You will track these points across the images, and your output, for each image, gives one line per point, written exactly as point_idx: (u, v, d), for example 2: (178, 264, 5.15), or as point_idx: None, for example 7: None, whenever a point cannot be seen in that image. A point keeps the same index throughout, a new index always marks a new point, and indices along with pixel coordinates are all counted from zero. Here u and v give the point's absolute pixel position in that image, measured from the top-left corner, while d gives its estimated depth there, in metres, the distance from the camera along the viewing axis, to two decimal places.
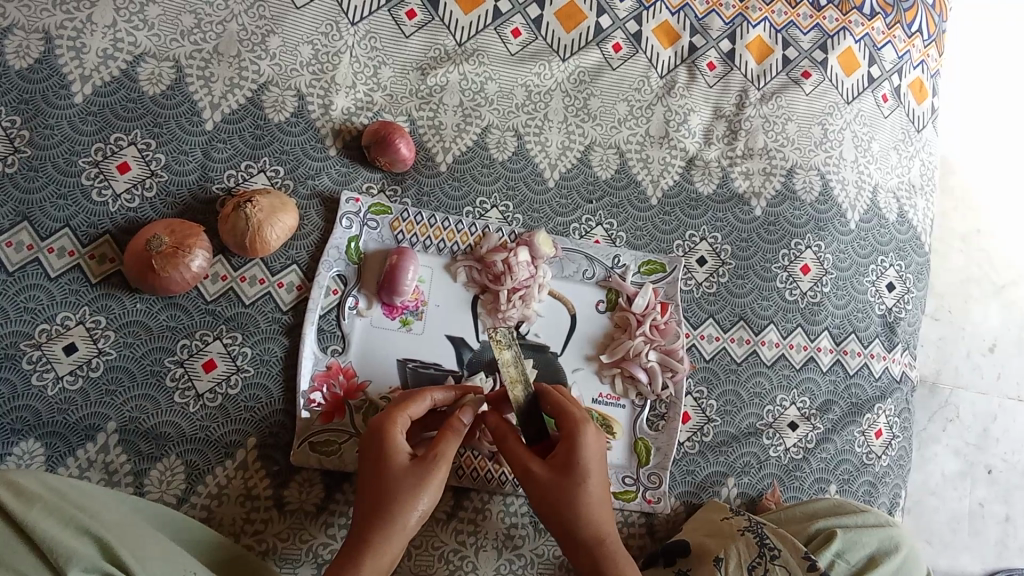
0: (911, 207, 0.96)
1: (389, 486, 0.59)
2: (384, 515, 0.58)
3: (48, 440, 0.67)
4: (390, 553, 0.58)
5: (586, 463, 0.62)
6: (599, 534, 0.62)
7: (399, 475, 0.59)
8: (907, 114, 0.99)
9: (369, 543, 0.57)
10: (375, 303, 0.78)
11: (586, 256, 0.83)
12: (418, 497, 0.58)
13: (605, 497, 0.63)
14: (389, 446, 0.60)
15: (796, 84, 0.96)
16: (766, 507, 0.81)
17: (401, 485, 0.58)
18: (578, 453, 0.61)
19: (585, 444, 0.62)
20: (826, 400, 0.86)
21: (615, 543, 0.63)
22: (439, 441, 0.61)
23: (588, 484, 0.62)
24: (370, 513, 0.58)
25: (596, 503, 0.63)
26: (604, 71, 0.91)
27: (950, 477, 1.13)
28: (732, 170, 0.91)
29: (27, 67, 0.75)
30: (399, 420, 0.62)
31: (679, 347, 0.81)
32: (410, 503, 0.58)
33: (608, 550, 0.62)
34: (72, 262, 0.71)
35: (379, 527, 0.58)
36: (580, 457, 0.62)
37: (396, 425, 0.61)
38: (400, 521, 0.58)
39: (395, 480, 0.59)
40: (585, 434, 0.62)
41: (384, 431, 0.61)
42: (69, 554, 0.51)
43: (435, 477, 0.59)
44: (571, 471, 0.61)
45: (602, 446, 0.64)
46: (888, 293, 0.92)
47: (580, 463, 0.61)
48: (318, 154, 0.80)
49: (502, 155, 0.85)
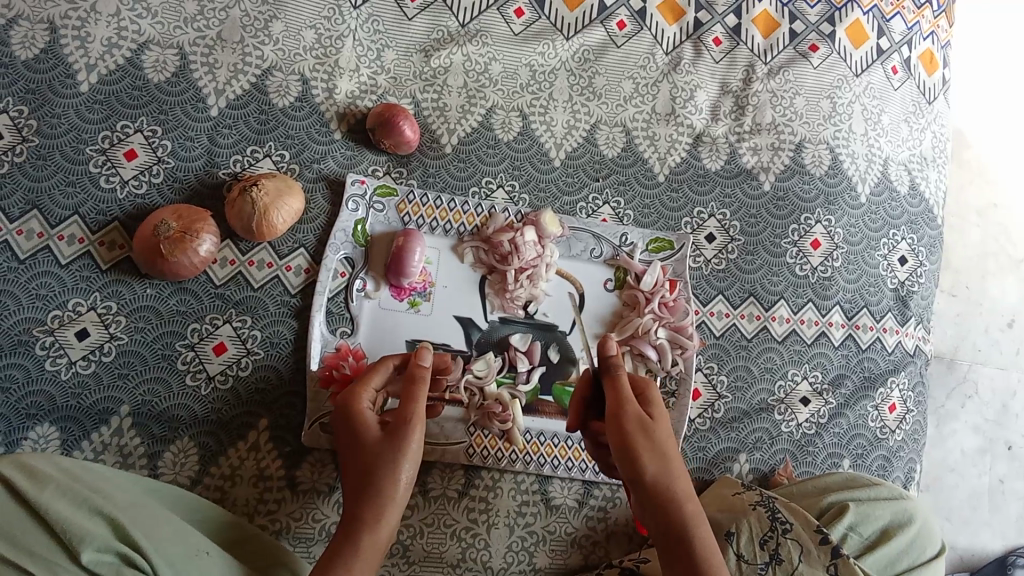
0: (922, 179, 0.95)
1: (370, 460, 0.59)
2: (372, 491, 0.58)
3: (62, 424, 0.68)
4: (387, 523, 0.58)
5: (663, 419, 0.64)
6: (676, 488, 0.59)
7: (378, 445, 0.59)
8: (917, 86, 0.98)
9: (363, 519, 0.57)
10: (383, 285, 0.78)
11: (594, 235, 0.83)
12: (400, 462, 0.59)
13: (678, 458, 0.62)
14: (363, 423, 0.61)
15: (803, 57, 0.95)
16: (778, 482, 0.80)
17: (382, 452, 0.59)
18: (655, 408, 0.64)
19: (658, 403, 0.65)
20: (838, 374, 0.85)
21: (691, 502, 0.60)
22: (408, 401, 0.61)
23: (665, 432, 0.62)
24: (357, 490, 0.58)
25: (677, 456, 0.62)
26: (609, 49, 0.91)
27: (970, 454, 1.12)
28: (739, 145, 0.90)
29: (33, 57, 0.75)
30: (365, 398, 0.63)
31: (688, 323, 0.81)
32: (394, 471, 0.58)
33: (684, 502, 0.59)
34: (82, 249, 0.72)
35: (367, 501, 0.57)
36: (658, 412, 0.64)
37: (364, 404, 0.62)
38: (392, 489, 0.58)
39: (373, 451, 0.59)
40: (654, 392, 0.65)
41: (350, 409, 0.62)
42: (82, 534, 0.51)
43: (410, 437, 0.60)
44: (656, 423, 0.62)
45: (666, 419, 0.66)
46: (900, 267, 0.91)
47: (656, 416, 0.63)
48: (323, 138, 0.80)
49: (507, 136, 0.85)
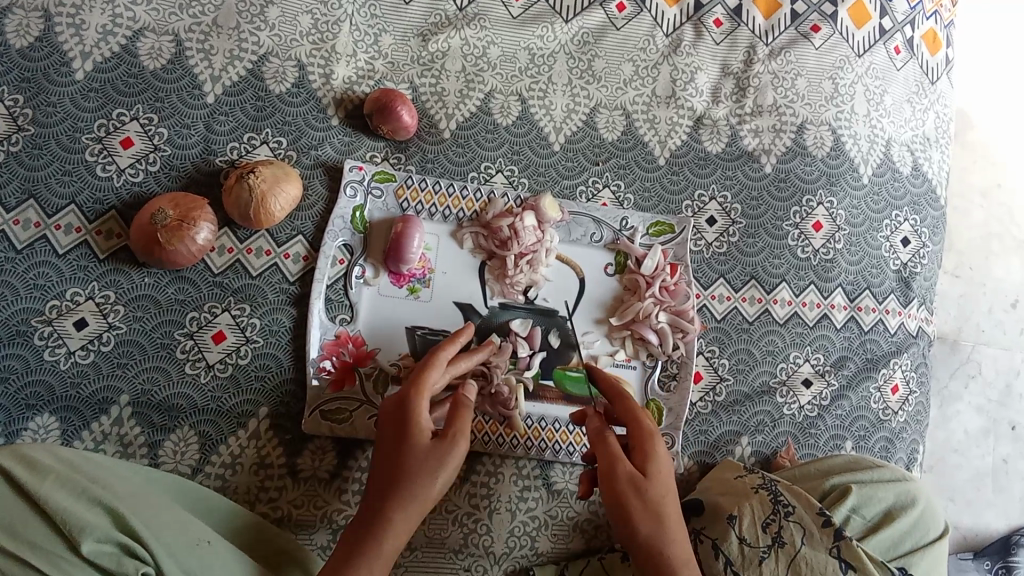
0: (925, 159, 0.94)
1: (414, 459, 0.56)
2: (402, 495, 0.56)
3: (62, 414, 0.68)
4: (406, 530, 0.56)
5: (661, 470, 0.59)
6: (670, 549, 0.57)
7: (427, 446, 0.57)
8: (920, 66, 0.97)
9: (384, 522, 0.55)
10: (382, 272, 0.77)
11: (593, 220, 0.83)
12: (439, 475, 0.56)
13: (677, 509, 0.60)
14: (417, 417, 0.58)
15: (804, 38, 0.93)
16: (780, 465, 0.80)
17: (426, 461, 0.56)
18: (653, 458, 0.59)
19: (660, 449, 0.60)
20: (840, 356, 0.85)
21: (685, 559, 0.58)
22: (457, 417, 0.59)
23: (661, 484, 0.59)
24: (389, 491, 0.56)
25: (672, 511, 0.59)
26: (608, 31, 0.90)
27: (974, 435, 1.12)
28: (740, 128, 0.89)
29: (27, 46, 0.75)
30: (426, 389, 0.60)
31: (690, 307, 0.81)
32: (430, 481, 0.56)
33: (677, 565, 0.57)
34: (79, 239, 0.72)
35: (398, 503, 0.56)
36: (657, 463, 0.60)
37: (423, 395, 0.59)
38: (425, 491, 0.56)
39: (419, 455, 0.56)
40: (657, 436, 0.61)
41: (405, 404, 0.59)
42: (82, 525, 0.51)
43: (455, 452, 0.57)
44: (652, 477, 0.59)
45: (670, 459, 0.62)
46: (903, 248, 0.90)
47: (654, 469, 0.59)
48: (320, 124, 0.80)
49: (506, 120, 0.84)
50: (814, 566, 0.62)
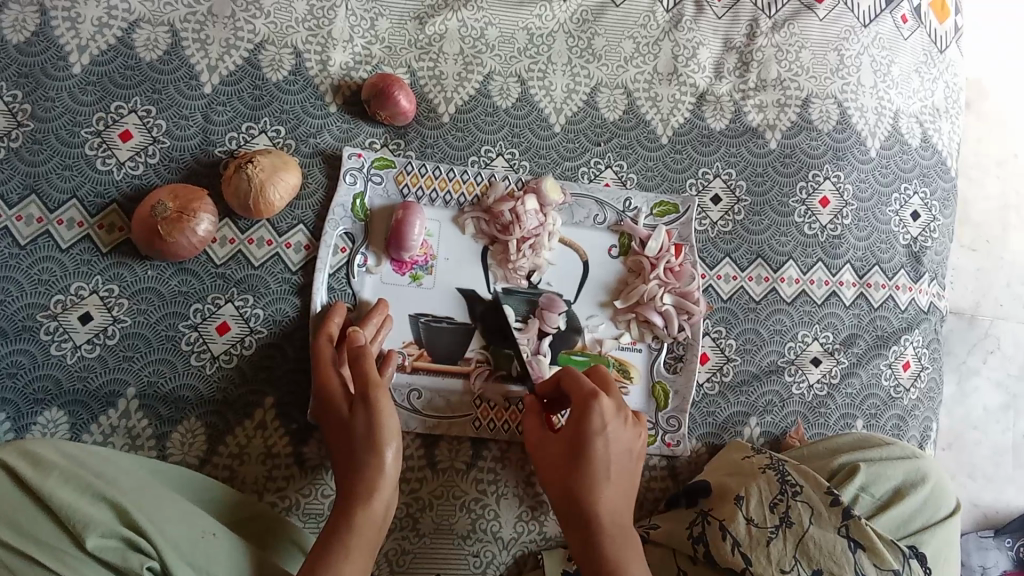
0: (934, 130, 0.92)
1: (352, 438, 0.61)
2: (357, 468, 0.60)
3: (70, 408, 0.69)
4: (379, 499, 0.60)
5: (592, 440, 0.62)
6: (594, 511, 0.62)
7: (352, 421, 0.62)
8: (929, 35, 0.94)
9: (355, 502, 0.59)
10: (384, 260, 0.77)
11: (596, 201, 0.82)
12: (376, 431, 0.61)
13: (615, 472, 0.63)
14: (334, 397, 0.64)
15: (808, 9, 0.91)
16: (789, 445, 0.80)
17: (355, 425, 0.61)
18: (584, 427, 0.63)
19: (594, 418, 0.62)
20: (850, 333, 0.84)
21: (611, 519, 0.62)
22: (358, 369, 0.64)
23: (590, 452, 0.62)
24: (347, 471, 0.61)
25: (601, 472, 0.62)
26: (608, 8, 0.88)
27: (992, 410, 1.10)
28: (744, 103, 0.88)
29: (24, 41, 0.75)
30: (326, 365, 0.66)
31: (695, 289, 0.80)
32: (371, 446, 0.60)
33: (600, 527, 0.61)
34: (81, 233, 0.72)
35: (358, 478, 0.60)
36: (585, 431, 0.63)
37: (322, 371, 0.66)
38: (377, 464, 0.60)
39: (350, 424, 0.62)
40: (590, 407, 0.63)
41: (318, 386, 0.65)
42: (88, 521, 0.52)
43: (376, 400, 0.62)
44: (582, 445, 0.62)
45: (623, 425, 0.64)
46: (913, 222, 0.89)
47: (579, 437, 0.63)
48: (318, 112, 0.79)
49: (505, 102, 0.84)
50: (822, 545, 0.61)
